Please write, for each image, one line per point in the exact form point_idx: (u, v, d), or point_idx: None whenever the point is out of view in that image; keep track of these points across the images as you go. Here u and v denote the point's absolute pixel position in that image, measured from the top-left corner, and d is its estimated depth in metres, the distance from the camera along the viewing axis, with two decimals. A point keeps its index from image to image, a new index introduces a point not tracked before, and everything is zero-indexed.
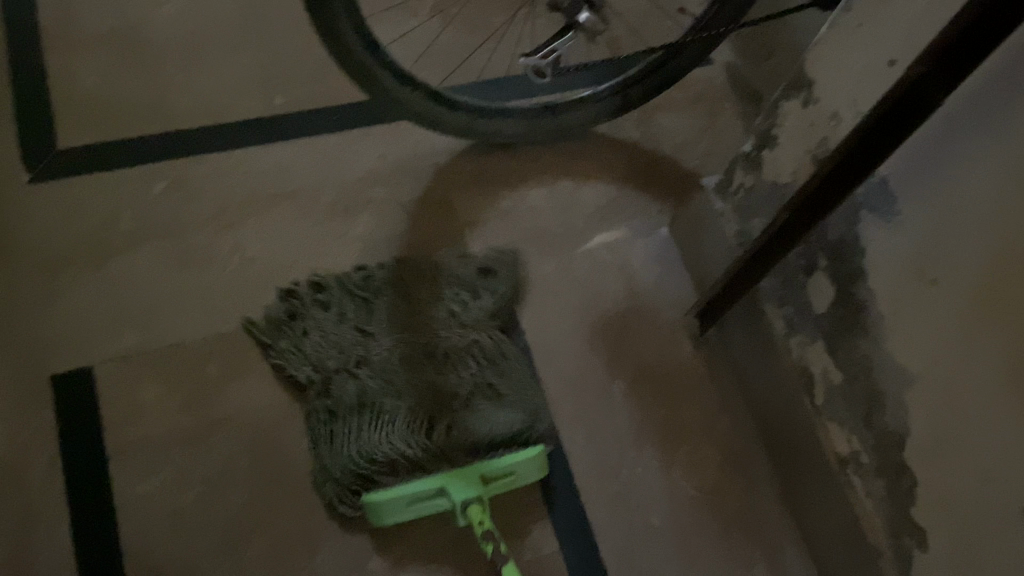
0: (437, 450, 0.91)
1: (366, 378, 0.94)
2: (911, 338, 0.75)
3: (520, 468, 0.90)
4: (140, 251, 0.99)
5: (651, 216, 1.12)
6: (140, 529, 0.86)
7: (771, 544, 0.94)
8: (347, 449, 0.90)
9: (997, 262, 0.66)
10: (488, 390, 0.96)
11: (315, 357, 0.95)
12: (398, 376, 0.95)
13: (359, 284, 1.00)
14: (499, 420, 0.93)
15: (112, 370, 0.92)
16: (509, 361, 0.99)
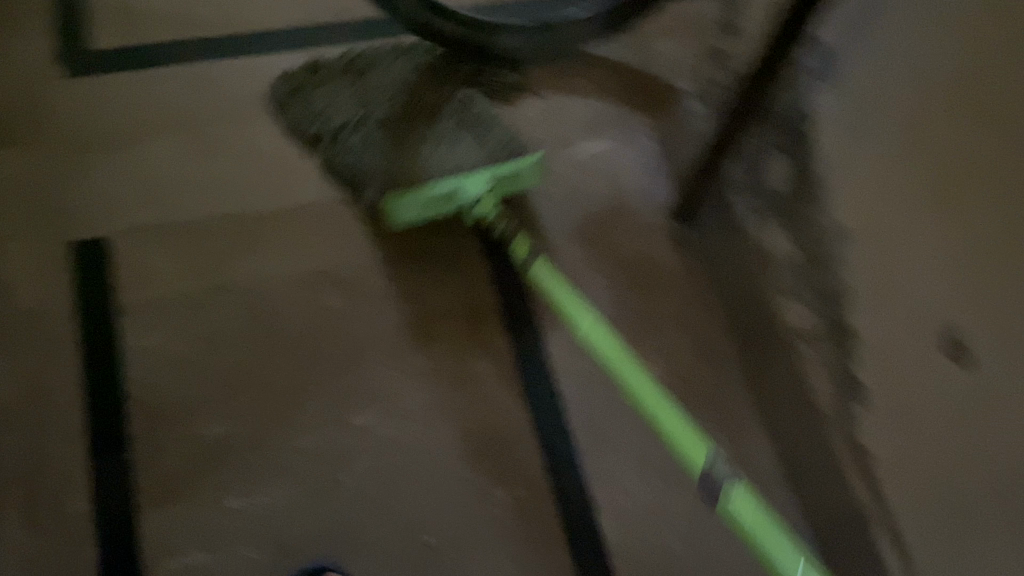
0: (398, 148, 1.06)
1: (337, 121, 1.08)
2: None
3: (525, 169, 1.04)
4: (159, 139, 1.08)
5: (636, 129, 1.17)
6: (145, 374, 0.94)
7: None
8: (335, 152, 1.06)
9: None
10: (447, 133, 1.09)
11: (316, 113, 1.09)
12: (354, 129, 1.07)
13: (346, 65, 1.13)
14: (451, 135, 1.09)
15: (127, 239, 1.01)
16: (470, 116, 1.12)
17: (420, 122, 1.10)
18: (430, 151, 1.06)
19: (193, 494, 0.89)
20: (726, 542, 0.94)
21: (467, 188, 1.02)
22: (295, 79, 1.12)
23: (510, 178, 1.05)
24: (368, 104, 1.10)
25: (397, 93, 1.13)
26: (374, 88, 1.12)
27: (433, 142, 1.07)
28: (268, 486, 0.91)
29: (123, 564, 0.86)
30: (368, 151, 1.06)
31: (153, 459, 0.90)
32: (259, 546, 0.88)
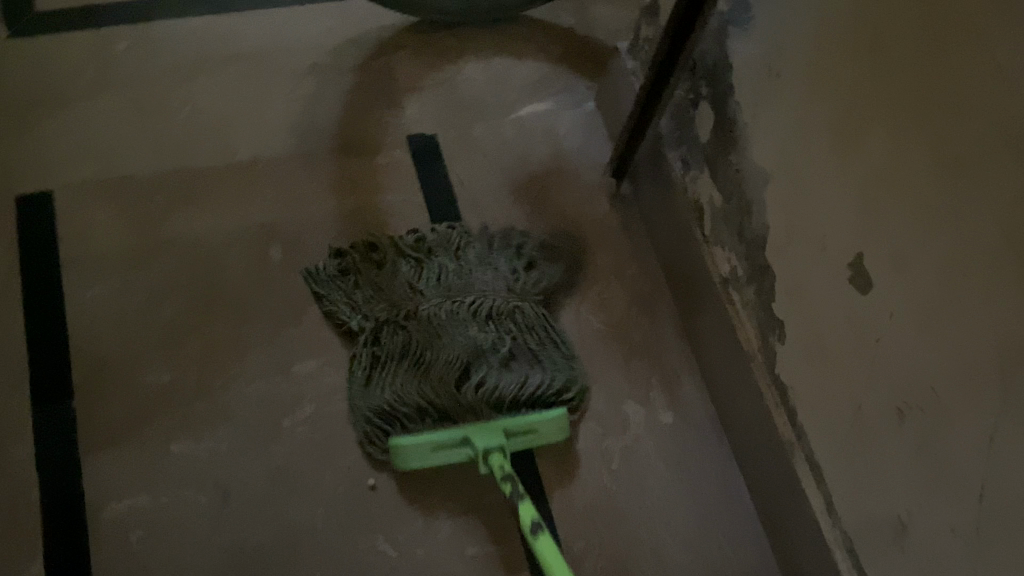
0: (427, 377, 0.96)
1: (383, 329, 0.99)
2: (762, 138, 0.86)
3: (539, 425, 0.94)
4: (101, 98, 1.09)
5: (579, 91, 1.21)
6: (88, 325, 0.96)
7: (668, 368, 1.04)
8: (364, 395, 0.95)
9: (819, 47, 0.77)
10: (476, 345, 0.99)
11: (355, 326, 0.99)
12: (389, 327, 0.99)
13: (383, 258, 1.04)
14: (464, 340, 0.99)
15: (69, 196, 1.02)
16: (505, 319, 1.02)
17: (470, 328, 1.00)
18: (470, 364, 0.97)
19: (136, 439, 0.91)
20: (659, 479, 0.98)
21: (482, 436, 0.90)
22: (331, 271, 1.02)
23: (530, 434, 0.94)
24: (408, 320, 0.99)
25: (471, 289, 1.03)
26: (430, 282, 1.02)
27: (490, 348, 0.99)
28: (211, 431, 0.93)
29: (66, 508, 0.87)
30: (407, 343, 0.97)
31: (96, 405, 0.92)
32: (202, 489, 0.90)
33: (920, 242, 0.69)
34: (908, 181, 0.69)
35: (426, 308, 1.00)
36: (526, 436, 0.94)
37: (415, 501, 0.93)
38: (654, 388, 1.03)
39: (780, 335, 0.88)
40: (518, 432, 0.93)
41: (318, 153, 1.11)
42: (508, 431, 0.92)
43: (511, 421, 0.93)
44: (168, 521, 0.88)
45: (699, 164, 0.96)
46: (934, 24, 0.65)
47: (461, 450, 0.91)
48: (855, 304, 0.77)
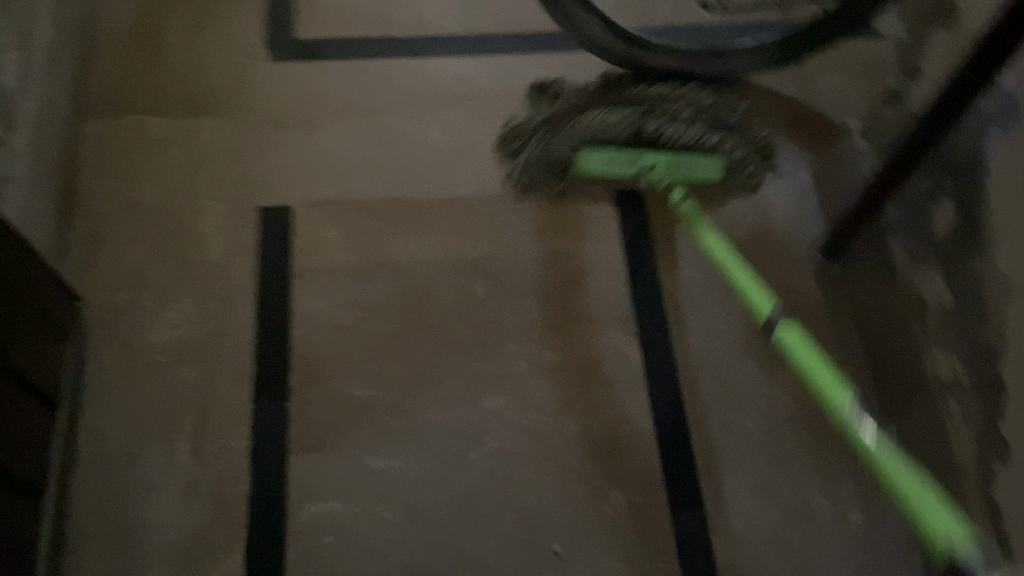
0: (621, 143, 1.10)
1: (580, 131, 1.10)
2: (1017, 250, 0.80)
3: (699, 163, 1.10)
4: (343, 125, 1.18)
5: (795, 162, 1.18)
6: (308, 335, 1.04)
7: (862, 466, 0.99)
8: (559, 147, 1.10)
9: None
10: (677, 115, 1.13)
11: (539, 130, 1.13)
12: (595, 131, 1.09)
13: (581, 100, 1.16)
14: (670, 129, 1.11)
15: (305, 213, 1.11)
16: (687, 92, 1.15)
17: (665, 118, 1.12)
18: (659, 124, 1.11)
19: (336, 448, 0.98)
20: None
21: (647, 155, 1.08)
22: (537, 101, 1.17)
23: (691, 166, 1.09)
24: (608, 117, 1.10)
25: (659, 113, 1.12)
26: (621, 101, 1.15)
27: (675, 108, 1.14)
28: (402, 452, 0.98)
29: (269, 502, 0.95)
30: (608, 131, 1.10)
31: (304, 411, 0.99)
32: (388, 506, 0.95)
33: None
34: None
35: (634, 89, 1.15)
36: (686, 169, 1.10)
37: (585, 556, 0.94)
38: (843, 482, 0.98)
39: (1003, 458, 0.81)
40: (679, 173, 1.10)
41: (529, 196, 1.15)
42: (665, 163, 1.09)
43: (674, 154, 1.09)
44: (355, 531, 0.93)
45: (930, 258, 0.91)
46: None
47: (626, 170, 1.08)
48: None
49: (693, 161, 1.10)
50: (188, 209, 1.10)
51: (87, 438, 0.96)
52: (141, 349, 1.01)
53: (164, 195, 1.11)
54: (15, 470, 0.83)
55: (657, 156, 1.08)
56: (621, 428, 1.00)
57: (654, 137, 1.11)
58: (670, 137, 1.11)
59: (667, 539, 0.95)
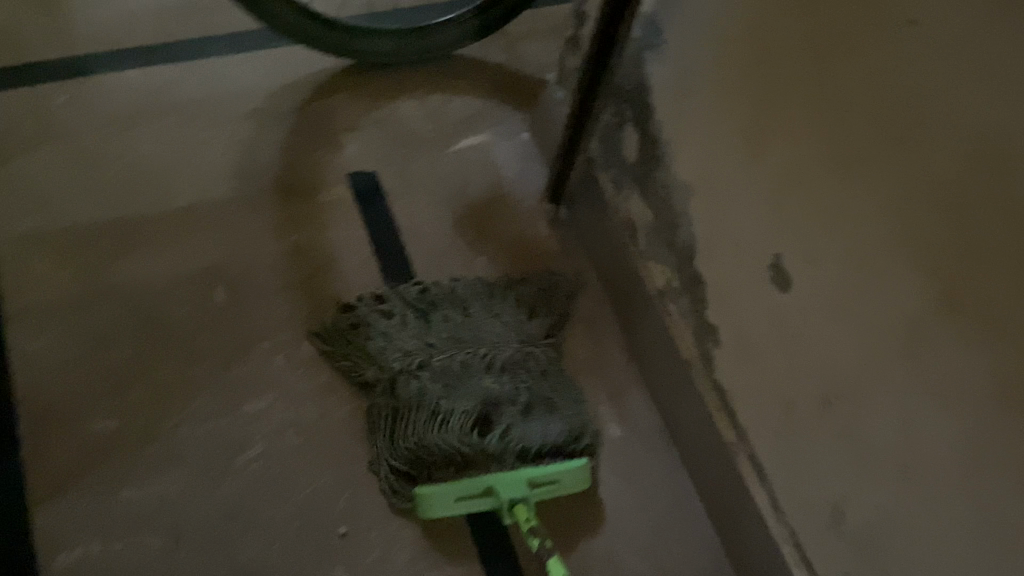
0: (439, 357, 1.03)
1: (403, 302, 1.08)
2: (683, 150, 0.89)
3: (562, 475, 0.94)
4: (39, 151, 1.09)
5: (512, 124, 1.24)
6: (33, 378, 0.95)
7: (616, 383, 1.06)
8: (372, 346, 1.03)
9: (722, 63, 0.83)
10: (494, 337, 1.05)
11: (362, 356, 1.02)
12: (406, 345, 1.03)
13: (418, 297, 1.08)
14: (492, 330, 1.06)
15: (11, 250, 1.02)
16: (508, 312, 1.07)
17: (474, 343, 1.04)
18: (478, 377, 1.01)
19: (86, 486, 0.90)
20: (613, 492, 1.00)
21: (506, 488, 0.92)
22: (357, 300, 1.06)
23: (550, 489, 0.94)
24: (412, 333, 1.05)
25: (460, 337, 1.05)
26: (464, 309, 1.08)
27: (502, 331, 1.06)
28: (162, 474, 0.92)
29: (13, 560, 0.85)
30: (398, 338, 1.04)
31: (42, 458, 0.91)
32: (154, 532, 0.89)
33: (824, 238, 0.74)
34: (826, 167, 0.72)
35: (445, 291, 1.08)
36: (550, 487, 0.94)
37: (371, 530, 0.93)
38: (602, 402, 1.05)
39: (715, 340, 0.91)
40: (543, 493, 0.94)
41: (259, 195, 1.13)
42: (524, 492, 0.92)
43: (534, 470, 0.93)
44: (120, 568, 0.87)
45: (629, 180, 1.00)
46: (819, 26, 0.71)
47: (479, 505, 0.93)
48: (779, 298, 0.80)
49: (558, 475, 0.94)
50: None
51: None
52: None
53: None
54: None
55: (521, 488, 0.92)
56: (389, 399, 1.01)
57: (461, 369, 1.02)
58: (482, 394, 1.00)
59: None
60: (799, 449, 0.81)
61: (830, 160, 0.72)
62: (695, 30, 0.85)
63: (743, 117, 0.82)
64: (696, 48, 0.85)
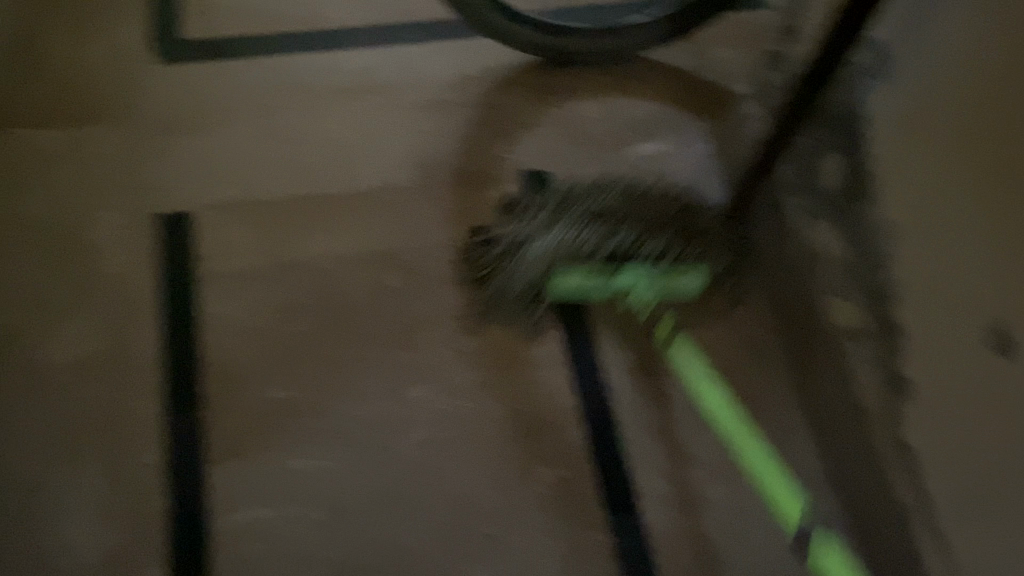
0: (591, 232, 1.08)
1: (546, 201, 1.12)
2: (896, 190, 0.84)
3: (688, 276, 1.05)
4: (239, 124, 1.15)
5: (688, 136, 1.21)
6: (217, 341, 1.00)
7: (777, 418, 1.02)
8: (527, 253, 1.06)
9: (957, 104, 0.76)
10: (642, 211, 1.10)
11: (511, 270, 1.06)
12: (552, 249, 1.06)
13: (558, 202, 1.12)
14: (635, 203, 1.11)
15: (206, 216, 1.08)
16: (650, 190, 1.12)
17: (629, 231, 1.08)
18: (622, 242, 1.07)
19: (257, 451, 0.95)
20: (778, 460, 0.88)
21: (626, 275, 1.02)
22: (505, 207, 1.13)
23: (674, 291, 1.05)
24: (560, 227, 1.08)
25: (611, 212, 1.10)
26: (600, 205, 1.11)
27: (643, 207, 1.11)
28: (326, 450, 0.96)
29: (188, 513, 0.91)
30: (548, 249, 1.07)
31: (219, 418, 0.96)
32: (314, 504, 0.93)
33: None
34: None
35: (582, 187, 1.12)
36: (673, 289, 1.05)
37: (517, 534, 0.94)
38: (761, 437, 1.01)
39: (903, 394, 0.85)
40: (665, 295, 1.05)
41: (436, 185, 1.14)
42: (650, 284, 1.03)
43: (659, 275, 1.04)
44: (282, 534, 0.91)
45: (822, 212, 0.94)
46: None
47: (600, 295, 1.05)
48: (991, 365, 0.74)
49: (679, 276, 1.04)
50: (82, 223, 1.06)
51: None
52: (41, 367, 0.96)
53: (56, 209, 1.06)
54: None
55: (642, 287, 1.03)
56: (545, 404, 1.01)
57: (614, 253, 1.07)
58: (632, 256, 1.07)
59: (597, 509, 0.96)
60: (991, 530, 0.74)
61: None
62: (936, 64, 0.78)
63: (981, 161, 0.74)
64: (935, 83, 0.79)
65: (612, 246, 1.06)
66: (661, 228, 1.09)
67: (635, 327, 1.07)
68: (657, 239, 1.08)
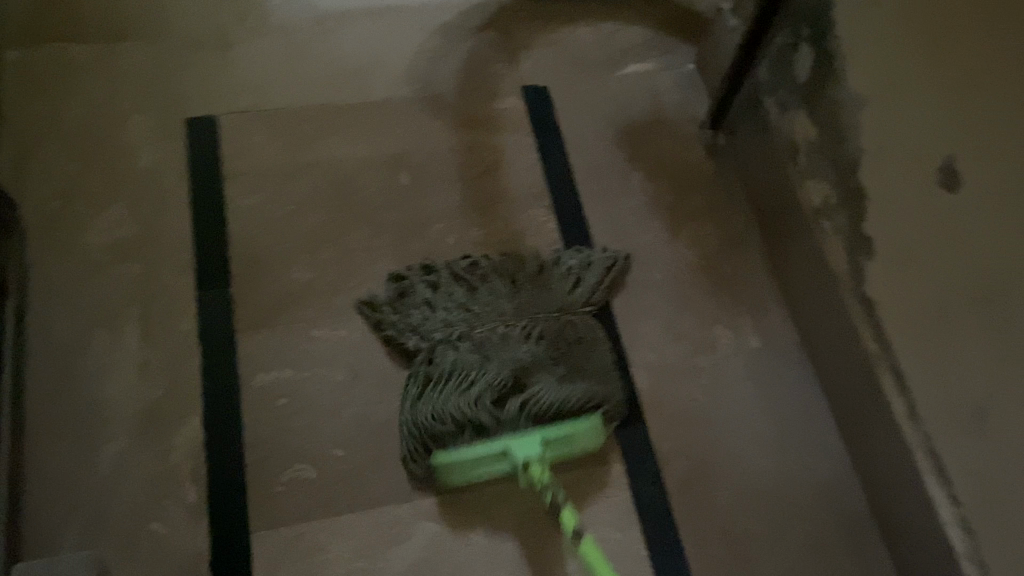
0: (483, 359, 1.00)
1: (437, 321, 1.03)
2: (860, 65, 0.93)
3: None
4: (257, 42, 1.23)
5: (678, 54, 1.30)
6: (241, 229, 1.08)
7: (755, 298, 1.12)
8: (421, 321, 1.03)
9: None
10: (547, 393, 0.98)
11: (419, 325, 1.02)
12: (450, 334, 1.02)
13: (459, 323, 1.03)
14: (539, 391, 0.98)
15: (229, 121, 1.16)
16: (572, 379, 1.00)
17: (549, 376, 1.00)
18: (529, 394, 0.98)
19: (280, 322, 1.03)
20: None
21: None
22: (394, 304, 1.04)
23: None
24: (453, 319, 1.03)
25: (511, 370, 0.99)
26: (512, 342, 1.02)
27: (552, 379, 1.00)
28: (344, 321, 1.04)
29: (221, 373, 0.99)
30: (439, 312, 1.03)
31: (245, 294, 1.04)
32: (334, 369, 1.01)
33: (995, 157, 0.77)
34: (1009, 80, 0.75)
35: (474, 338, 1.02)
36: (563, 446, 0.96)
37: None
38: (742, 315, 1.11)
39: (867, 251, 0.95)
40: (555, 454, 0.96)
41: (439, 94, 1.23)
42: None
43: None
44: (307, 392, 0.99)
45: (784, 92, 1.07)
46: None
47: None
48: (941, 201, 0.84)
49: None
50: (113, 126, 1.13)
51: (34, 332, 0.98)
52: (82, 251, 1.04)
53: (89, 113, 1.14)
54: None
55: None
56: None
57: (522, 396, 0.98)
58: (528, 378, 1.00)
59: None
60: (945, 356, 0.85)
61: (1007, 67, 0.75)
62: None
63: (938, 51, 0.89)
64: None
65: (510, 400, 0.97)
66: (566, 355, 1.03)
67: (627, 222, 1.16)
68: (563, 383, 1.00)
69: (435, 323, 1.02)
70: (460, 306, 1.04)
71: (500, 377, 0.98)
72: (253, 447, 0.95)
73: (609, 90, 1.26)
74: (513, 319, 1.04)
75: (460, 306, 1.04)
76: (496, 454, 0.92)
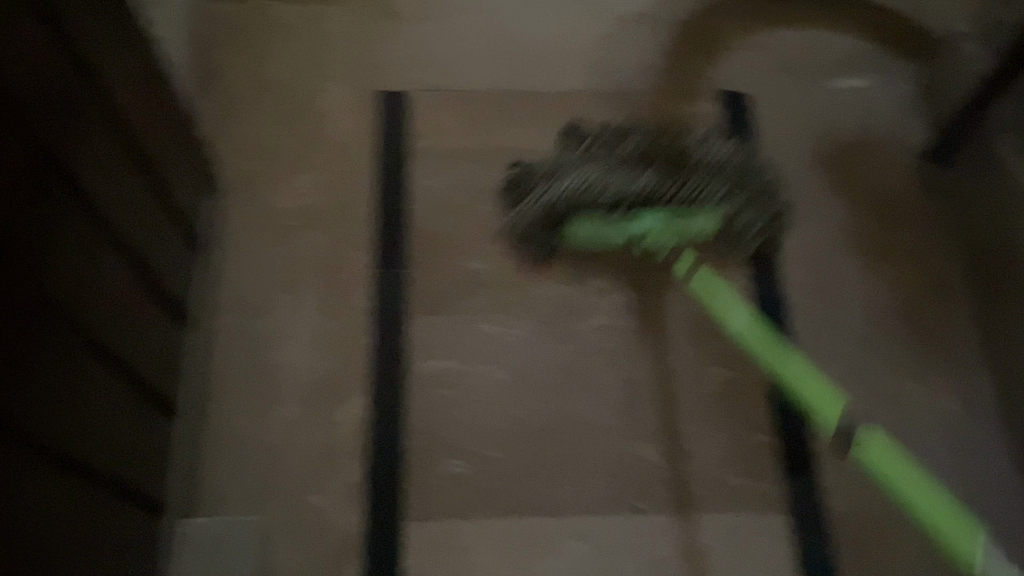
0: (613, 172, 1.01)
1: (569, 171, 1.01)
2: None
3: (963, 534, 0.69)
4: (455, 18, 1.21)
5: (898, 72, 1.20)
6: (423, 210, 1.08)
7: (956, 354, 1.03)
8: (560, 160, 1.03)
9: None
10: (676, 198, 1.00)
11: (552, 163, 1.03)
12: (586, 177, 0.99)
13: (582, 183, 0.99)
14: (664, 190, 0.99)
15: (421, 98, 1.15)
16: (701, 197, 1.00)
17: (669, 180, 1.01)
18: (659, 194, 1.00)
19: (453, 311, 1.02)
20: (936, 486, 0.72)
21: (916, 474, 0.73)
22: (524, 177, 1.04)
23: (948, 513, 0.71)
24: (590, 165, 1.02)
25: (637, 185, 0.99)
26: (642, 177, 1.00)
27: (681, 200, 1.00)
28: (516, 318, 1.02)
29: (391, 355, 0.99)
30: (584, 168, 1.01)
31: (421, 277, 1.04)
32: (501, 366, 1.00)
33: None
34: None
35: (610, 180, 0.99)
36: (681, 226, 0.98)
37: (687, 425, 0.98)
38: (938, 370, 1.02)
39: None
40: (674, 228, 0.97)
41: (635, 90, 1.17)
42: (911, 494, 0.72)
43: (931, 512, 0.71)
44: (473, 387, 0.98)
45: None
46: None
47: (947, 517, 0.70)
48: None
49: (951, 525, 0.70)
50: (313, 90, 1.15)
51: (223, 289, 1.02)
52: (273, 214, 1.07)
53: (292, 75, 1.16)
54: (161, 275, 0.89)
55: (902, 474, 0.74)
56: None
57: (640, 199, 0.99)
58: (656, 194, 1.00)
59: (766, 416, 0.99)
60: None
61: None
62: None
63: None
64: None
65: (638, 186, 0.99)
66: (707, 173, 1.02)
67: (822, 253, 1.08)
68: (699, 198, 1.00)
69: (569, 189, 0.99)
70: (597, 172, 1.01)
71: (625, 203, 0.99)
72: (414, 435, 0.96)
73: (817, 106, 1.17)
74: (653, 154, 1.03)
75: (578, 188, 0.99)
76: (614, 228, 0.98)
